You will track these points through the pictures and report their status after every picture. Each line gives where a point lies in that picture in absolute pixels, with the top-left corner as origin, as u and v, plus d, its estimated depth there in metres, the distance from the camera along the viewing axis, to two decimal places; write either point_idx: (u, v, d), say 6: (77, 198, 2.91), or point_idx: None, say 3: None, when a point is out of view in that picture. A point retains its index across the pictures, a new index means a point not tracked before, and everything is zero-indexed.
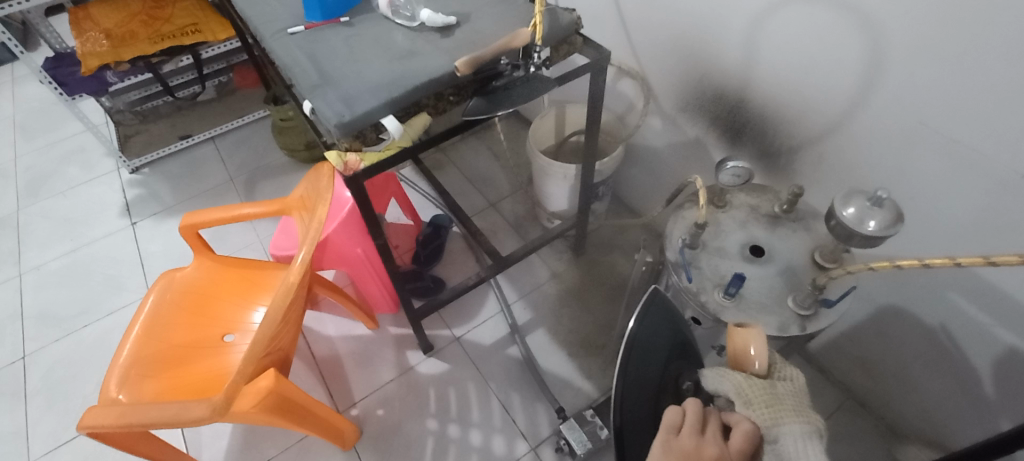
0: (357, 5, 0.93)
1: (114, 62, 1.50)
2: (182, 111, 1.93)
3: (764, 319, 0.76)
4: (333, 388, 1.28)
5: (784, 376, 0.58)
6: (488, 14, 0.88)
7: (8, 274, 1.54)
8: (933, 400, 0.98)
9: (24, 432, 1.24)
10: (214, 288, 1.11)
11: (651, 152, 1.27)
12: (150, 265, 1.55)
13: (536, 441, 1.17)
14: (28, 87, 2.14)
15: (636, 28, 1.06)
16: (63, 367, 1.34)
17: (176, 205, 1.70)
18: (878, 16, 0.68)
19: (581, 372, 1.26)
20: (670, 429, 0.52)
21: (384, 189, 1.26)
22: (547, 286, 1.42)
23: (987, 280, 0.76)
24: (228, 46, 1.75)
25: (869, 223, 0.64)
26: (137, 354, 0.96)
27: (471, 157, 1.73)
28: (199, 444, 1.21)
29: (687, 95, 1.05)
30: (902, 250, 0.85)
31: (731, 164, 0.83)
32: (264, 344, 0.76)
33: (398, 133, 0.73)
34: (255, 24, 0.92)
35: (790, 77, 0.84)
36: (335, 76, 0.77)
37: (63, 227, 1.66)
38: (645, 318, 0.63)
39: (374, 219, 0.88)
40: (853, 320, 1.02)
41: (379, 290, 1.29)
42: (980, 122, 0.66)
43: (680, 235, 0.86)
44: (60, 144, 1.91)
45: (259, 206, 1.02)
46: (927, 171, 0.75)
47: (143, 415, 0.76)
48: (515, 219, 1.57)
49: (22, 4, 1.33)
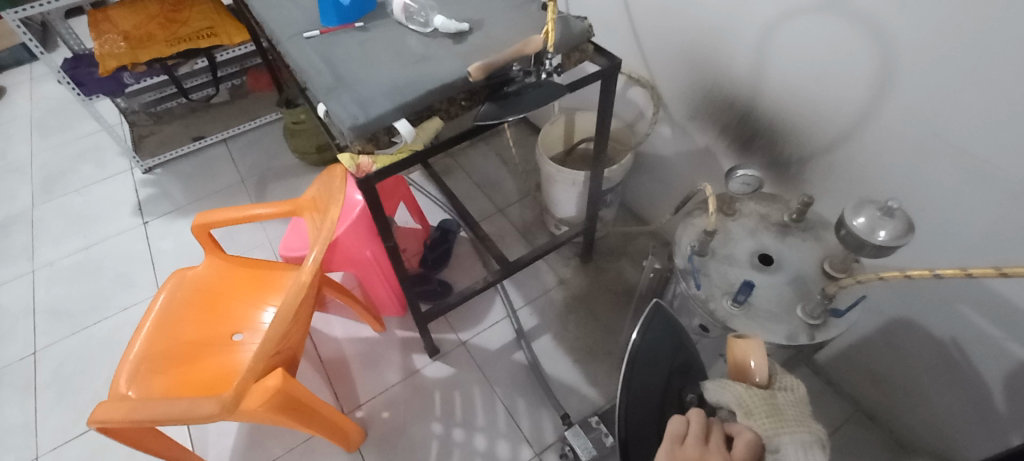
0: (371, 11, 0.94)
1: (131, 63, 1.53)
2: (195, 113, 1.96)
3: (773, 328, 0.76)
4: (339, 389, 1.28)
5: (784, 386, 0.58)
6: (500, 21, 0.89)
7: (20, 269, 1.56)
8: (944, 415, 0.97)
9: (34, 425, 1.25)
10: (225, 288, 1.12)
11: (660, 161, 1.28)
12: (161, 263, 1.56)
13: (541, 447, 1.17)
14: (45, 87, 2.18)
15: (647, 35, 1.07)
16: (73, 362, 1.36)
17: (187, 205, 1.72)
18: (890, 27, 0.69)
19: (587, 379, 1.26)
20: (675, 438, 0.52)
21: (393, 192, 1.27)
22: (554, 292, 1.43)
23: (999, 293, 0.75)
24: (242, 49, 1.78)
25: (880, 233, 0.64)
26: (147, 351, 0.96)
27: (480, 163, 1.75)
28: (205, 443, 1.21)
29: (696, 104, 1.06)
30: (913, 261, 0.85)
31: (741, 172, 0.84)
32: (274, 342, 0.77)
33: (410, 136, 0.74)
34: (271, 27, 0.94)
35: (801, 85, 0.84)
36: (349, 79, 0.79)
37: (76, 224, 1.68)
38: (648, 331, 0.64)
39: (385, 222, 0.89)
40: (863, 331, 1.01)
41: (387, 293, 1.29)
42: (993, 133, 0.66)
43: (689, 241, 0.86)
44: (75, 142, 1.94)
45: (271, 206, 1.02)
46: (939, 182, 0.75)
47: (152, 410, 0.77)
48: (523, 224, 1.57)
49: (45, 6, 1.35)
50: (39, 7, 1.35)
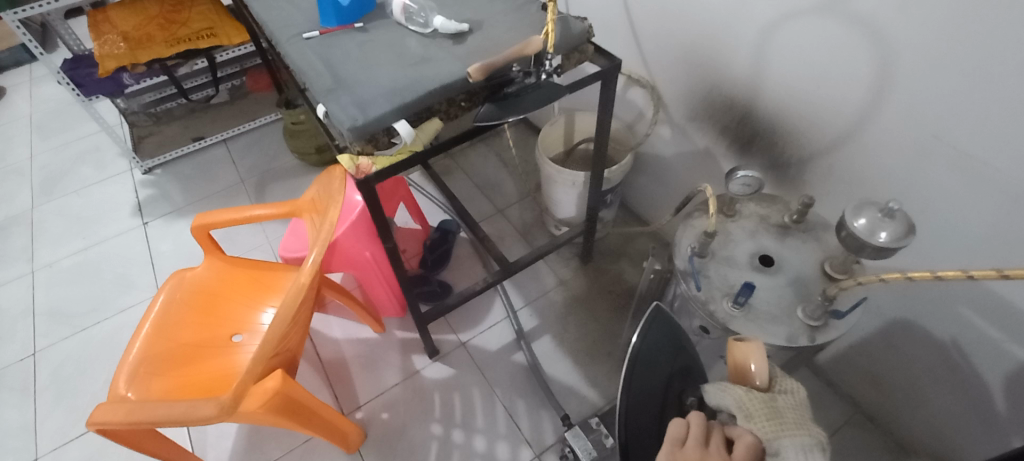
0: (371, 12, 0.94)
1: (131, 64, 1.53)
2: (195, 114, 1.96)
3: (773, 330, 0.76)
4: (339, 390, 1.28)
5: (784, 389, 0.57)
6: (499, 22, 0.89)
7: (20, 271, 1.56)
8: (944, 416, 0.97)
9: (33, 427, 1.25)
10: (224, 289, 1.11)
11: (660, 162, 1.28)
12: (160, 264, 1.56)
13: (541, 448, 1.16)
14: (45, 88, 2.18)
15: (647, 36, 1.06)
16: (73, 364, 1.35)
17: (187, 206, 1.72)
18: (890, 29, 0.69)
19: (587, 380, 1.26)
20: (675, 441, 0.52)
21: (393, 193, 1.27)
22: (554, 293, 1.42)
23: (999, 295, 0.75)
24: (242, 50, 1.78)
25: (880, 234, 0.64)
26: (146, 352, 0.96)
27: (480, 164, 1.74)
28: (204, 444, 1.21)
29: (696, 105, 1.06)
30: (913, 262, 0.84)
31: (741, 173, 0.84)
32: (273, 343, 0.76)
33: (410, 137, 0.74)
34: (270, 28, 0.94)
35: (801, 87, 0.84)
36: (349, 80, 0.78)
37: (76, 225, 1.68)
38: (648, 333, 0.64)
39: (384, 223, 0.89)
40: (863, 332, 1.01)
41: (386, 294, 1.29)
42: (993, 135, 0.66)
43: (689, 242, 0.86)
44: (75, 143, 1.94)
45: (270, 207, 1.02)
46: (940, 184, 0.75)
47: (151, 412, 0.77)
48: (523, 225, 1.57)
49: (44, 7, 1.35)
50: (39, 8, 1.35)
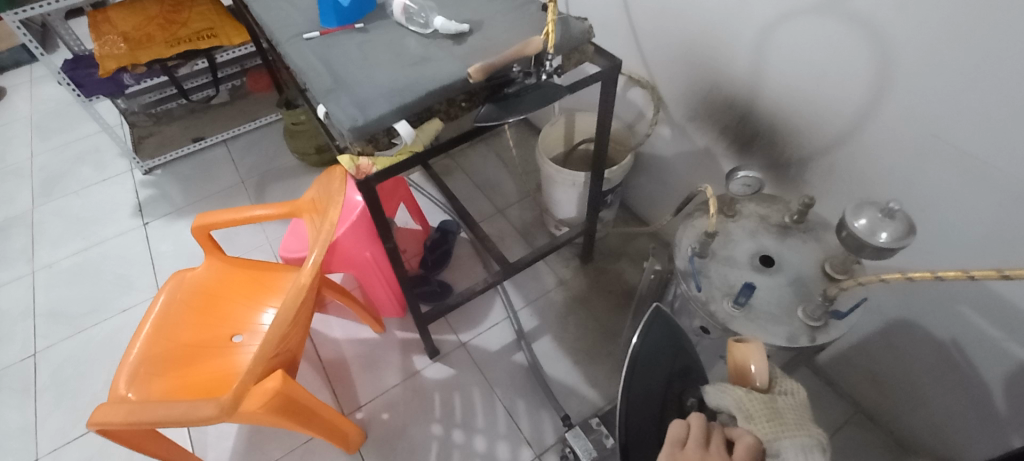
0: (371, 12, 0.94)
1: (131, 64, 1.53)
2: (195, 114, 1.96)
3: (773, 330, 0.76)
4: (339, 390, 1.28)
5: (784, 390, 0.57)
6: (499, 22, 0.89)
7: (20, 271, 1.56)
8: (944, 416, 0.97)
9: (33, 427, 1.25)
10: (224, 289, 1.11)
11: (660, 161, 1.28)
12: (160, 265, 1.56)
13: (541, 448, 1.17)
14: (45, 88, 2.19)
15: (647, 36, 1.06)
16: (72, 364, 1.36)
17: (187, 206, 1.72)
18: (890, 29, 0.69)
19: (587, 380, 1.26)
20: (676, 442, 0.52)
21: (393, 193, 1.27)
22: (554, 293, 1.42)
23: (999, 294, 0.75)
24: (242, 50, 1.78)
25: (880, 234, 0.64)
26: (147, 353, 0.96)
27: (480, 164, 1.74)
28: (204, 444, 1.21)
29: (696, 105, 1.06)
30: (913, 262, 0.84)
31: (742, 173, 0.86)
32: (273, 344, 0.76)
33: (410, 137, 0.74)
34: (270, 29, 0.94)
35: (801, 86, 0.84)
36: (348, 80, 0.78)
37: (76, 226, 1.68)
38: (648, 334, 0.64)
39: (384, 223, 0.89)
40: (863, 332, 1.01)
41: (386, 294, 1.29)
42: (993, 135, 0.66)
43: (690, 242, 0.86)
44: (75, 144, 1.94)
45: (270, 207, 1.02)
46: (940, 183, 0.75)
47: (151, 413, 0.77)
48: (523, 225, 1.57)
49: (44, 8, 1.35)
50: (39, 8, 1.35)
